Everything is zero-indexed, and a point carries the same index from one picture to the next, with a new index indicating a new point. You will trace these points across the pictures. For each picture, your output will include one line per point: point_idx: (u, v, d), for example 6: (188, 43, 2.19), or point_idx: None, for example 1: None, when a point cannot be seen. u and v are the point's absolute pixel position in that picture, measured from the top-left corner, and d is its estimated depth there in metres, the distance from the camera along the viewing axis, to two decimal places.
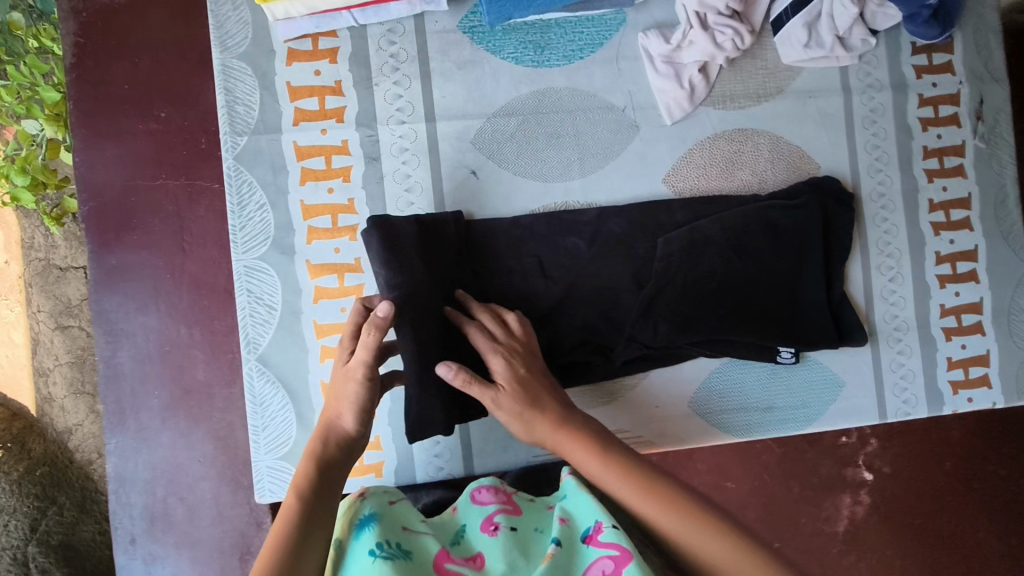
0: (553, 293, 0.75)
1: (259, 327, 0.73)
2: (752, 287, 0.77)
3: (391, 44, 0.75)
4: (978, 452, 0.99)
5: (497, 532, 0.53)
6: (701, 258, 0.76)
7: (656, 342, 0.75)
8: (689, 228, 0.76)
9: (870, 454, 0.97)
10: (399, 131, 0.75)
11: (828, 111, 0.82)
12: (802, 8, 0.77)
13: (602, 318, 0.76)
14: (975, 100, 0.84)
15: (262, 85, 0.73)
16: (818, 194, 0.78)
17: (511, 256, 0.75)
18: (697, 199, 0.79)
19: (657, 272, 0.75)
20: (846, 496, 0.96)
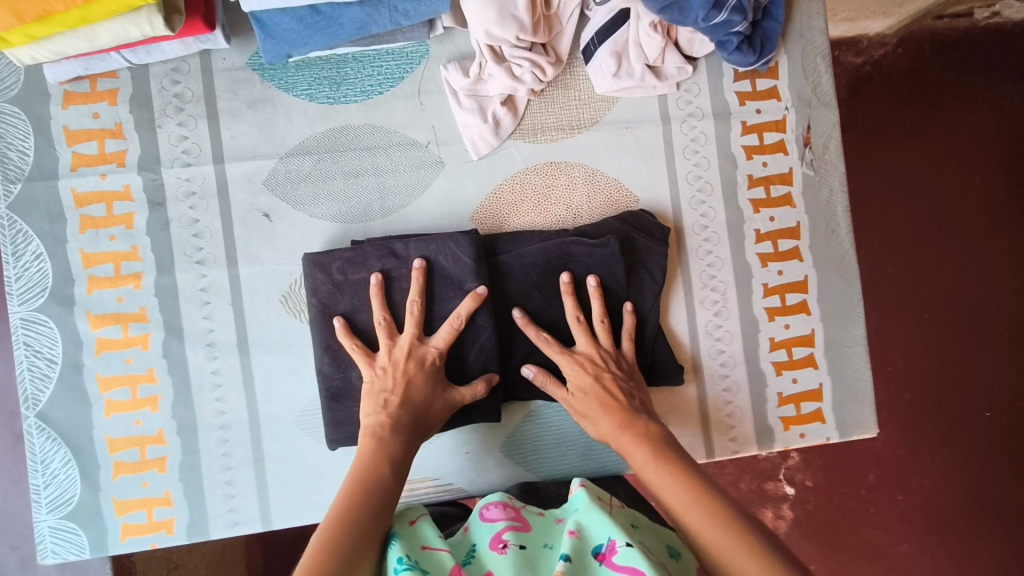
0: None
1: (37, 382, 0.70)
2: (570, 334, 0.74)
3: (174, 84, 0.72)
4: (885, 465, 1.22)
5: (506, 551, 0.52)
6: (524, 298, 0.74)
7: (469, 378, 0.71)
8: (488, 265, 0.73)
9: (792, 468, 1.21)
10: (185, 174, 0.72)
11: (647, 142, 0.79)
12: (608, 37, 0.75)
13: None
14: (802, 126, 0.81)
15: (36, 129, 0.71)
16: (623, 229, 0.75)
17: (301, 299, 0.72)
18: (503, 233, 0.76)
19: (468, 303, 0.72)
20: (767, 510, 1.21)
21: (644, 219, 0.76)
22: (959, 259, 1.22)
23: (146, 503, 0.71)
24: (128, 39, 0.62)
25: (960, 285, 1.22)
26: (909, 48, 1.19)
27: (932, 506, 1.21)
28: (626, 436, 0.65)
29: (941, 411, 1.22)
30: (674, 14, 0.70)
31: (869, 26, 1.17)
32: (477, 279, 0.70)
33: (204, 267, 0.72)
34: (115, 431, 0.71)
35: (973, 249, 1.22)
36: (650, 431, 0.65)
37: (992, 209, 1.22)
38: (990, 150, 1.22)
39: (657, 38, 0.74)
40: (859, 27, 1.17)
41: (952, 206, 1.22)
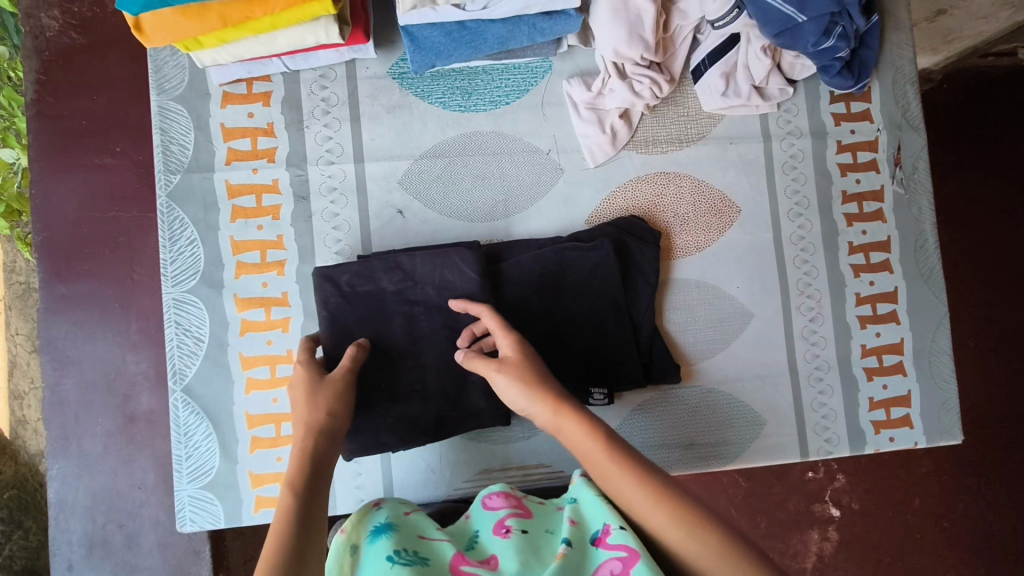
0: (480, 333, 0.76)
1: (185, 358, 0.75)
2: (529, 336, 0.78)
3: (322, 89, 0.79)
4: (947, 481, 1.24)
5: (509, 534, 0.55)
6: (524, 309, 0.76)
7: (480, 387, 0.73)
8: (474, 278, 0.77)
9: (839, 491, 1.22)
10: (328, 171, 0.78)
11: (749, 156, 0.84)
12: (719, 59, 0.81)
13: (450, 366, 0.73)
14: (893, 147, 0.87)
15: (196, 126, 0.77)
16: (618, 234, 0.79)
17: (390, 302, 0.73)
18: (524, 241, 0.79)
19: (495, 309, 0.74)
20: (813, 532, 1.21)
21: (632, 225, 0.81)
22: (1016, 284, 1.26)
23: (279, 478, 0.75)
24: (302, 46, 0.68)
25: (1014, 310, 1.26)
26: (955, 85, 1.27)
27: (991, 526, 1.24)
28: (540, 406, 0.59)
29: (996, 432, 1.25)
30: (786, 39, 0.76)
31: (919, 63, 1.25)
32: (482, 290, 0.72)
33: (341, 258, 0.78)
34: (255, 407, 0.75)
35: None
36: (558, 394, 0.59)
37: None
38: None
39: (765, 61, 0.80)
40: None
41: (1006, 234, 1.27)
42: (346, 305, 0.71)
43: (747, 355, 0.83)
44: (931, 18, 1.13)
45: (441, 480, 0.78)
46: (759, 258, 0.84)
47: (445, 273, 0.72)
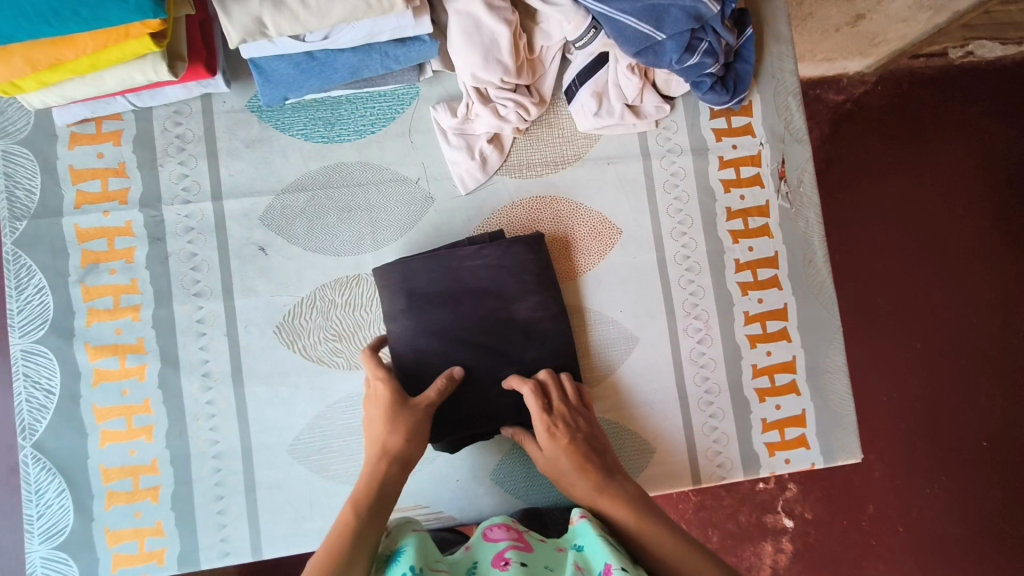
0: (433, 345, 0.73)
1: (35, 413, 0.72)
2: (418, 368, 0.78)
3: (176, 125, 0.76)
4: (885, 490, 1.21)
5: (507, 567, 0.56)
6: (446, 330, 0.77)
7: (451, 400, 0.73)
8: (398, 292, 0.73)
9: (791, 501, 1.20)
10: (184, 210, 0.75)
11: (627, 176, 0.83)
12: (589, 78, 0.78)
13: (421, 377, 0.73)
14: (776, 160, 0.85)
15: (43, 169, 0.74)
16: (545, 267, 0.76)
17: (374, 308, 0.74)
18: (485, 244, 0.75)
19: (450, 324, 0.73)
20: (767, 544, 1.19)
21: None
22: (946, 288, 1.25)
23: (138, 533, 0.72)
24: (132, 84, 0.66)
25: (945, 315, 1.24)
26: (888, 86, 1.25)
27: (933, 537, 1.21)
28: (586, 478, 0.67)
29: (935, 440, 1.22)
30: (650, 57, 0.74)
31: (846, 66, 1.23)
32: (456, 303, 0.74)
33: (200, 299, 0.75)
34: (110, 460, 0.72)
35: (958, 279, 1.25)
36: (586, 453, 0.69)
37: (972, 239, 1.26)
38: (973, 183, 1.26)
39: (635, 79, 0.77)
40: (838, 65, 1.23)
41: (935, 238, 1.26)
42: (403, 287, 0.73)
43: (634, 380, 0.81)
44: (850, 23, 1.17)
45: (314, 527, 0.73)
46: (644, 280, 0.82)
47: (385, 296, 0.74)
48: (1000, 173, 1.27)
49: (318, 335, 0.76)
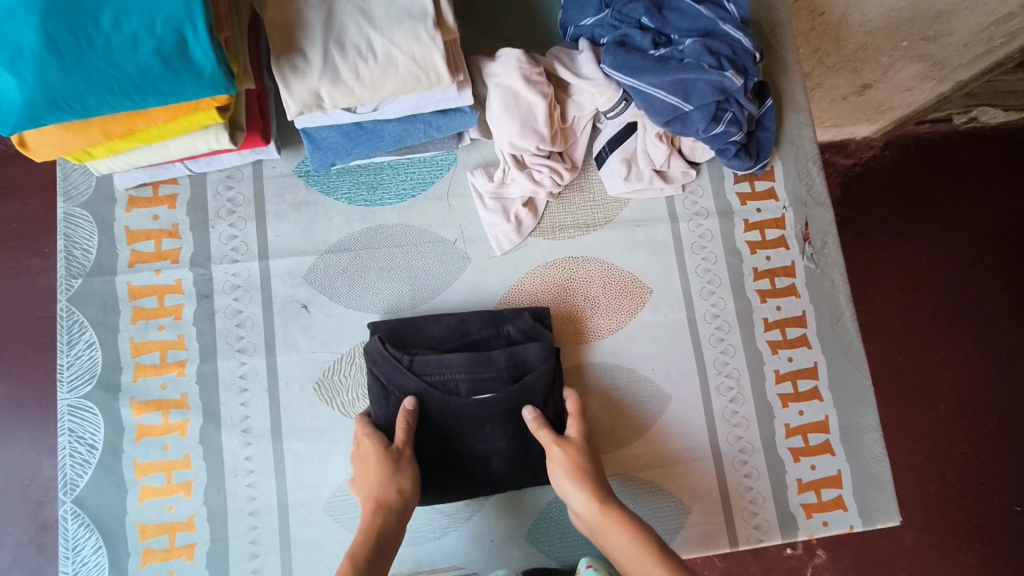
0: (463, 421, 0.72)
1: (78, 467, 0.73)
2: (395, 357, 0.72)
3: (228, 189, 0.80)
4: (919, 556, 1.17)
5: None
6: (419, 331, 0.75)
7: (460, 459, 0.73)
8: (526, 468, 0.74)
9: (820, 567, 1.16)
10: (232, 270, 0.78)
11: (656, 238, 0.85)
12: (619, 145, 0.82)
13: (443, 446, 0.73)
14: (800, 223, 0.87)
15: (101, 230, 0.78)
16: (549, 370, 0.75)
17: (438, 370, 0.72)
18: (517, 335, 0.76)
19: (481, 422, 0.72)
20: None
21: (525, 351, 0.73)
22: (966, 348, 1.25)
23: None
24: (194, 151, 0.71)
25: (968, 375, 1.24)
26: (894, 151, 1.31)
27: None
28: (587, 502, 0.68)
29: (968, 504, 1.19)
30: (678, 126, 0.79)
31: (854, 131, 1.30)
32: (507, 410, 0.72)
33: (243, 355, 0.77)
34: (148, 516, 0.73)
35: (978, 339, 1.25)
36: (605, 491, 0.69)
37: (989, 300, 1.27)
38: (985, 245, 1.28)
39: (663, 146, 0.81)
40: (847, 132, 1.30)
41: (951, 298, 1.27)
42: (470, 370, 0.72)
43: (667, 438, 0.81)
44: (858, 93, 1.19)
45: None
46: (674, 338, 0.83)
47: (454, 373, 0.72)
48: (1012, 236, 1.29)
49: (356, 391, 0.77)
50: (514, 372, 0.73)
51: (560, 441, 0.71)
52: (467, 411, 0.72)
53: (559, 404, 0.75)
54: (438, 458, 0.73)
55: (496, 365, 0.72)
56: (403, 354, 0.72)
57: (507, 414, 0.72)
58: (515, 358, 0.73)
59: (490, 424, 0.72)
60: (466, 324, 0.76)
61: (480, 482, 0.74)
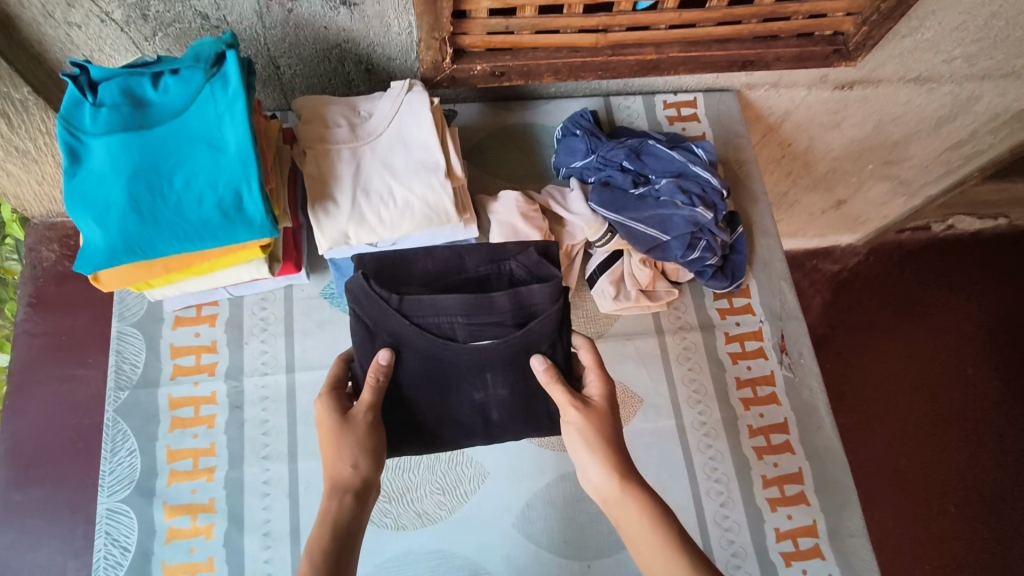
0: (458, 362, 0.74)
1: (110, 569, 0.78)
2: (384, 300, 0.72)
3: (262, 309, 0.91)
4: None
5: None
6: (409, 268, 0.76)
7: (458, 403, 0.78)
8: (527, 422, 0.80)
9: None
10: (262, 381, 0.87)
11: (645, 350, 0.94)
12: (606, 269, 0.93)
13: (439, 391, 0.77)
14: (777, 335, 0.95)
15: (148, 347, 0.88)
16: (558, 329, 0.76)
17: (432, 314, 0.72)
18: (518, 272, 0.77)
19: (476, 366, 0.74)
20: None
21: (527, 293, 0.73)
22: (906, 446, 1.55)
23: None
24: (238, 280, 0.82)
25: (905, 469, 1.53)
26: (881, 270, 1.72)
27: None
28: (609, 479, 0.69)
29: None
30: (659, 254, 0.89)
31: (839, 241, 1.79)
32: (507, 357, 0.74)
33: (268, 461, 0.84)
34: None
35: (912, 439, 1.56)
36: (627, 468, 0.70)
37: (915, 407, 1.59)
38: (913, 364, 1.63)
39: (647, 270, 0.92)
40: (831, 242, 1.79)
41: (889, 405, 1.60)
42: (469, 314, 0.72)
43: None
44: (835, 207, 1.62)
45: None
46: (665, 444, 0.90)
47: (453, 318, 0.73)
48: (938, 357, 1.64)
49: None
50: (518, 325, 0.74)
51: (580, 404, 0.73)
52: (467, 356, 0.74)
53: (566, 349, 0.77)
54: (432, 398, 0.77)
55: (498, 309, 0.73)
56: (392, 295, 0.72)
57: (507, 363, 0.75)
58: (517, 301, 0.73)
59: (494, 367, 0.75)
60: (463, 258, 0.77)
61: (479, 425, 0.80)
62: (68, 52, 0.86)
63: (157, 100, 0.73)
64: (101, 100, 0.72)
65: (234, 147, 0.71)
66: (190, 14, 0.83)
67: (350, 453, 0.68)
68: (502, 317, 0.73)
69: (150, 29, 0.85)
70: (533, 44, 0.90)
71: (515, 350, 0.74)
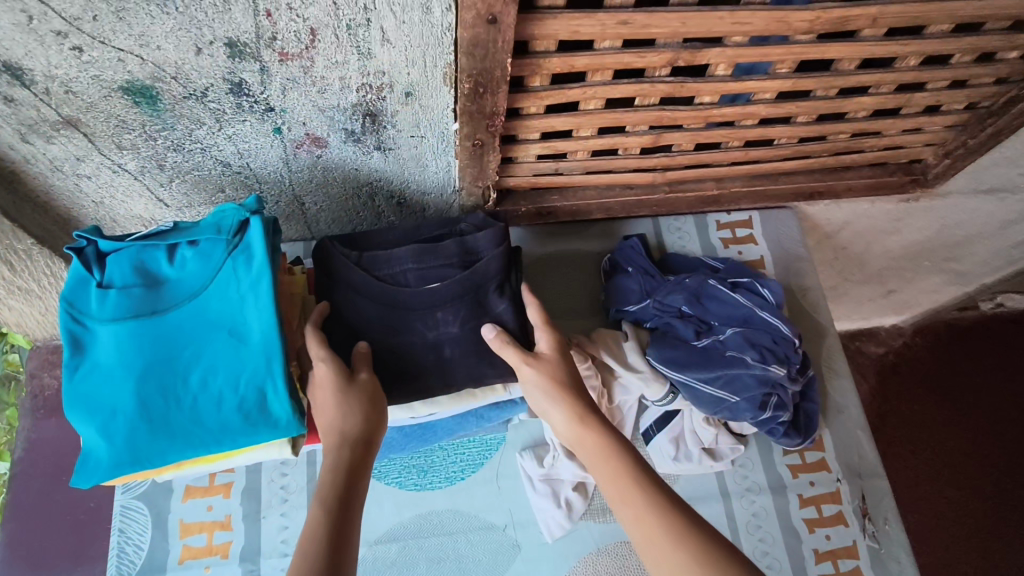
0: (406, 310, 0.68)
1: None
2: (341, 254, 0.68)
3: (282, 475, 0.81)
4: None
5: None
6: (371, 240, 0.73)
7: (407, 345, 0.67)
8: (481, 356, 0.68)
9: None
10: (281, 564, 0.77)
11: (708, 517, 0.84)
12: (665, 424, 0.84)
13: (387, 333, 0.67)
14: (857, 497, 0.85)
15: (155, 524, 0.78)
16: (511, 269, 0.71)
17: (382, 266, 0.68)
18: (471, 228, 0.73)
19: (428, 312, 0.68)
20: None
21: (475, 240, 0.70)
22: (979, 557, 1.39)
23: None
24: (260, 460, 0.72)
25: None
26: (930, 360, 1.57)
27: None
28: (562, 411, 0.59)
29: None
30: (727, 414, 0.80)
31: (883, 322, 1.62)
32: (456, 296, 0.68)
33: None
34: None
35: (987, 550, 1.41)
36: (581, 398, 0.60)
37: (1001, 516, 1.41)
38: (989, 464, 1.46)
39: (711, 429, 0.83)
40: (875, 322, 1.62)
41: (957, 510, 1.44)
42: (421, 258, 0.68)
43: None
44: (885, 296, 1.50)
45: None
46: None
47: (407, 270, 0.68)
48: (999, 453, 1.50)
49: None
50: (466, 274, 0.67)
51: (531, 356, 0.63)
52: (414, 299, 0.67)
53: (516, 291, 0.71)
54: (383, 342, 0.67)
55: (445, 254, 0.68)
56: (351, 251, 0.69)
57: (459, 300, 0.68)
58: (466, 245, 0.69)
59: (450, 308, 0.68)
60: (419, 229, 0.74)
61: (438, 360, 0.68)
62: (76, 200, 0.79)
63: (173, 276, 0.64)
64: (112, 280, 0.63)
65: (257, 336, 0.62)
66: (210, 162, 0.76)
67: (359, 405, 0.57)
68: (454, 259, 0.69)
69: (166, 176, 0.78)
70: (583, 183, 0.82)
71: (467, 297, 0.68)
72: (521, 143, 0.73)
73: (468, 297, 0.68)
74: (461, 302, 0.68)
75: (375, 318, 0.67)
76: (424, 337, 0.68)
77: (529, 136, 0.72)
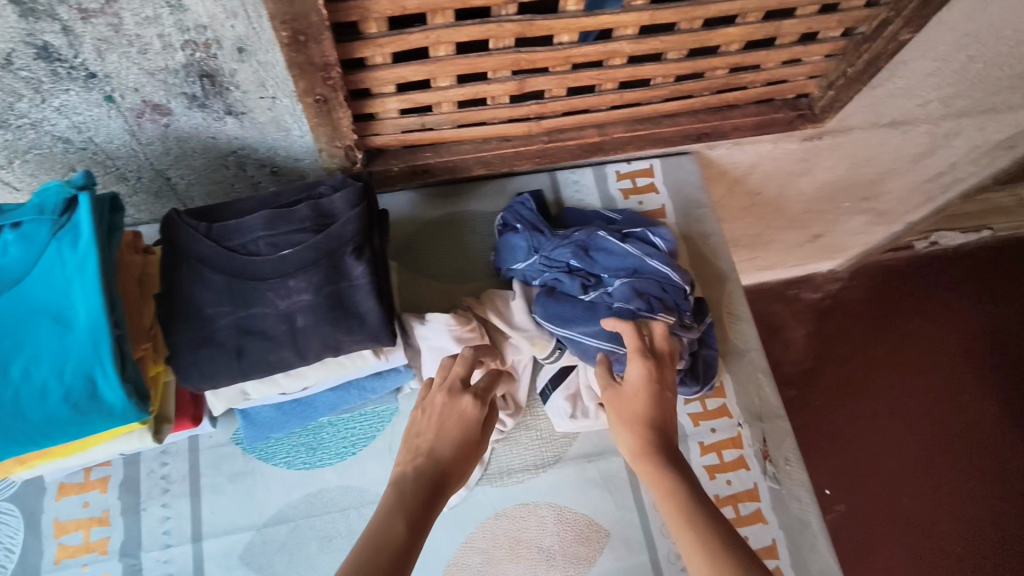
0: (258, 278, 0.64)
1: None
2: (188, 225, 0.64)
3: (162, 465, 0.78)
4: None
5: None
6: (230, 209, 0.69)
7: (259, 314, 0.63)
8: (335, 322, 0.63)
9: None
10: (164, 555, 0.74)
11: (610, 472, 0.82)
12: (559, 383, 0.82)
13: (239, 304, 0.63)
14: (758, 441, 0.85)
15: (26, 524, 0.75)
16: (372, 230, 0.68)
17: (234, 234, 0.64)
18: (330, 187, 0.69)
19: (280, 278, 0.64)
20: None
21: (331, 202, 0.66)
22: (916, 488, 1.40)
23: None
24: (121, 449, 0.68)
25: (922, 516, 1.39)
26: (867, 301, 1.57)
27: None
28: (630, 438, 0.68)
29: None
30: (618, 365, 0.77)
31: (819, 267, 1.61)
32: (310, 262, 0.64)
33: None
34: None
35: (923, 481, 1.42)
36: (653, 430, 0.68)
37: (929, 445, 1.43)
38: (921, 397, 1.48)
39: None
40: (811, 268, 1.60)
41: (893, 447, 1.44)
42: (273, 224, 0.65)
43: None
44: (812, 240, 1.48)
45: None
46: None
47: (258, 237, 0.65)
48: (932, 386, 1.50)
49: None
50: (320, 237, 0.64)
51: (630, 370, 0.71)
52: (264, 267, 0.64)
53: (377, 254, 0.68)
54: (232, 314, 0.63)
55: (298, 219, 0.65)
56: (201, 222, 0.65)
57: (312, 266, 0.64)
58: (320, 209, 0.66)
59: (302, 273, 0.64)
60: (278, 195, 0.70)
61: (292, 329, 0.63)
62: None
63: None
64: None
65: (82, 319, 0.58)
66: (47, 139, 0.71)
67: (455, 439, 0.62)
68: (308, 225, 0.65)
69: (3, 157, 0.72)
70: (457, 138, 0.78)
71: (320, 262, 0.64)
72: (377, 97, 0.69)
73: (323, 261, 0.64)
74: (316, 266, 0.64)
75: (224, 285, 0.64)
76: (276, 304, 0.63)
77: (383, 89, 0.68)
